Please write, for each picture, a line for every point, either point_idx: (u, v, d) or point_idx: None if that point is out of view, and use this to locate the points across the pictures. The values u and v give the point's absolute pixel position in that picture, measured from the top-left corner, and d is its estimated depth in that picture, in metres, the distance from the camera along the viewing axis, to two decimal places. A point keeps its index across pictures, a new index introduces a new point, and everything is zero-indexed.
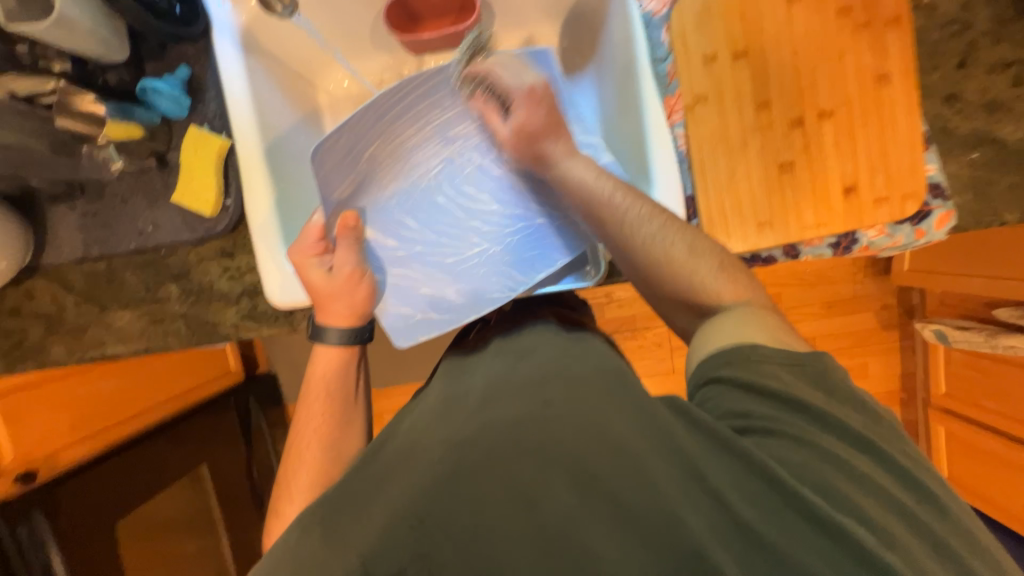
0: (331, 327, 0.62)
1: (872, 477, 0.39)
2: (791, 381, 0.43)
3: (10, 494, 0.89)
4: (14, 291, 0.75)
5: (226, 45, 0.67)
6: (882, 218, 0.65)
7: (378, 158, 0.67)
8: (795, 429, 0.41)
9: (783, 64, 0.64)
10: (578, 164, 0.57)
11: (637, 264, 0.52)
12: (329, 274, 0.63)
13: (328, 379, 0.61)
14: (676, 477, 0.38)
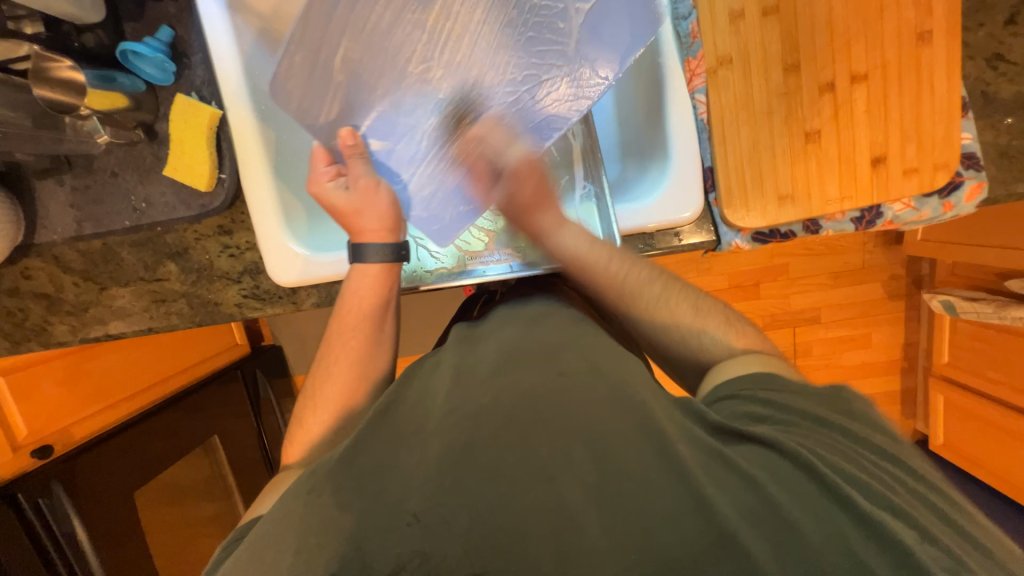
0: (369, 243, 0.58)
1: (904, 481, 0.38)
2: (812, 404, 0.44)
3: (23, 466, 0.91)
4: (9, 269, 0.73)
5: (211, 3, 0.62)
6: (910, 190, 0.62)
7: (355, 58, 0.57)
8: (819, 436, 0.41)
9: (816, 21, 0.59)
10: (569, 234, 0.59)
11: (641, 326, 0.58)
12: (346, 193, 0.58)
13: (365, 297, 0.57)
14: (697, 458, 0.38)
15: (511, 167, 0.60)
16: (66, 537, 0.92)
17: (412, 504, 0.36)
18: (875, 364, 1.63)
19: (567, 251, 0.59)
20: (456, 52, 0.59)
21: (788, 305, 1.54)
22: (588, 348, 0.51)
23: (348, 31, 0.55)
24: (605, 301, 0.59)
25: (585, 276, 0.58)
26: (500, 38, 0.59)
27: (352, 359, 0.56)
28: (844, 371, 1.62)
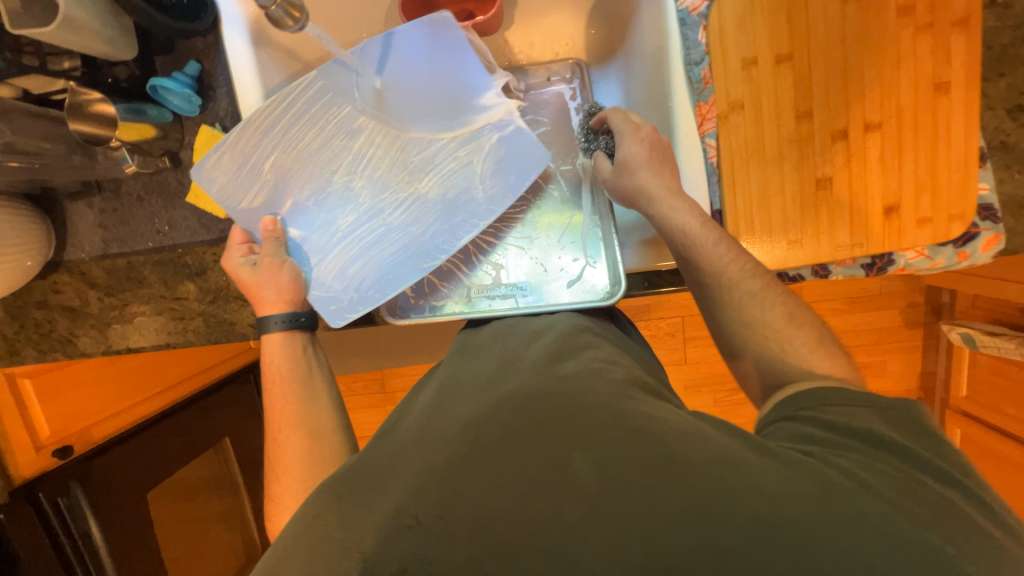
0: (270, 317, 0.63)
1: (967, 515, 0.36)
2: (873, 425, 0.41)
3: (44, 466, 0.95)
4: (39, 283, 0.76)
5: (235, 40, 0.64)
6: (923, 239, 0.62)
7: (282, 163, 0.62)
8: (873, 462, 0.38)
9: (830, 70, 0.58)
10: (683, 209, 0.56)
11: (726, 321, 0.54)
12: (252, 269, 0.63)
13: (280, 367, 0.62)
14: (725, 484, 0.35)
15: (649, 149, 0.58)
16: (82, 537, 0.96)
17: (412, 507, 0.37)
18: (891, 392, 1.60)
19: (676, 228, 0.55)
20: (380, 163, 0.64)
21: None
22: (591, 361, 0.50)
23: (278, 143, 0.61)
24: (697, 285, 0.56)
25: (692, 252, 0.55)
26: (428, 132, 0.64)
27: (293, 417, 0.59)
28: None
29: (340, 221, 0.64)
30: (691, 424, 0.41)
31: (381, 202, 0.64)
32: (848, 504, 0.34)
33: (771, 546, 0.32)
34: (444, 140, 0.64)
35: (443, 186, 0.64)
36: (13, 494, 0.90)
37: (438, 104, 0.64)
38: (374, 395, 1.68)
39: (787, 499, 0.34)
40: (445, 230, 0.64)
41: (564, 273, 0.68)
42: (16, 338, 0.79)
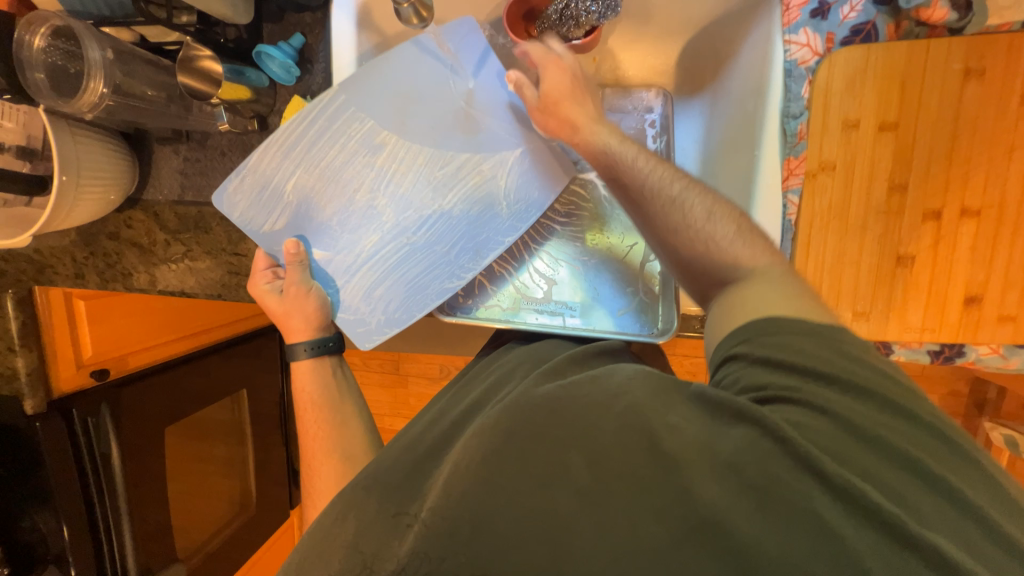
0: (299, 342, 0.67)
1: (897, 441, 0.41)
2: (814, 355, 0.46)
3: (82, 385, 1.00)
4: (114, 216, 0.80)
5: (343, 19, 0.67)
6: (1001, 338, 0.59)
7: (306, 183, 0.63)
8: (815, 401, 0.43)
9: (936, 147, 0.56)
10: (629, 150, 0.57)
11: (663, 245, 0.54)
12: (280, 295, 0.66)
13: (311, 389, 0.68)
14: (696, 460, 0.40)
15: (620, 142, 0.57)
16: (102, 458, 1.01)
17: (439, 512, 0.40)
18: None
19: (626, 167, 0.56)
20: (401, 181, 0.65)
21: None
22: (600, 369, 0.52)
23: (300, 165, 0.62)
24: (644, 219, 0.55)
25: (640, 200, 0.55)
26: (447, 146, 0.65)
27: (326, 437, 0.65)
28: None
29: (359, 237, 0.65)
30: (668, 401, 0.45)
31: (407, 219, 0.65)
32: (797, 461, 0.39)
33: (738, 507, 0.38)
34: (467, 155, 0.66)
35: (464, 207, 0.66)
36: (50, 407, 0.95)
37: (456, 119, 0.65)
38: (388, 375, 1.71)
39: (749, 465, 0.39)
40: (469, 248, 0.66)
41: (616, 300, 0.67)
42: (84, 263, 0.83)
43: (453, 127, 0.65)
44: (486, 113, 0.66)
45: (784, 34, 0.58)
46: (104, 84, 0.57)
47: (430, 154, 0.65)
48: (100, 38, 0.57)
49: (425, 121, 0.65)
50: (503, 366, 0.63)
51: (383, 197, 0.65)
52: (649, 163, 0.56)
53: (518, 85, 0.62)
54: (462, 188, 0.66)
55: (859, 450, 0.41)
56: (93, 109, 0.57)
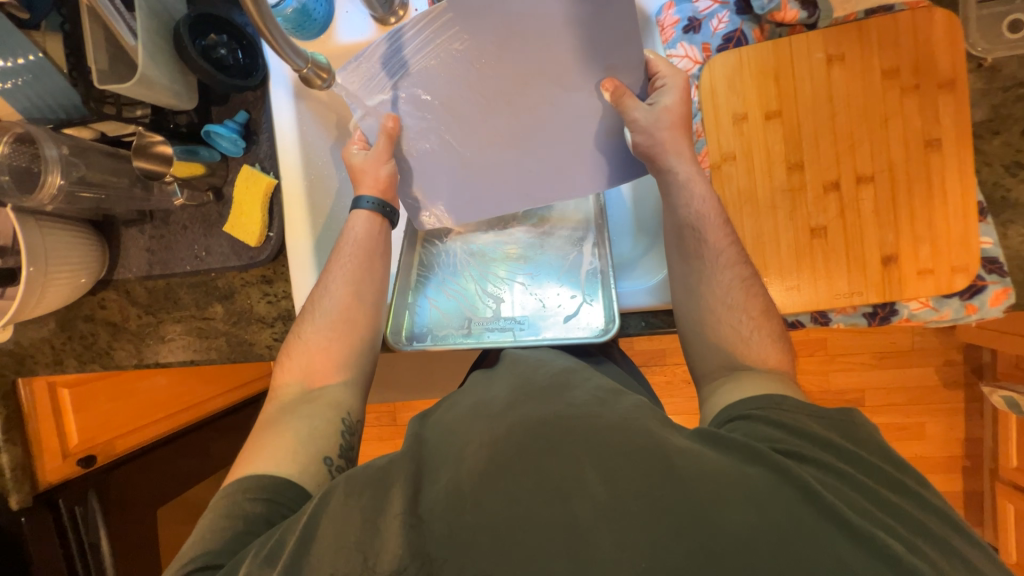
0: (366, 196, 0.68)
1: (902, 506, 0.42)
2: (822, 430, 0.47)
3: (68, 473, 0.98)
4: (89, 299, 0.84)
5: (281, 92, 0.75)
6: (926, 290, 0.61)
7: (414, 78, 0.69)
8: (827, 465, 0.44)
9: (819, 126, 0.61)
10: (700, 192, 0.61)
11: (701, 297, 0.61)
12: (364, 155, 0.69)
13: (359, 239, 0.68)
14: (719, 496, 0.39)
15: (722, 225, 0.61)
16: (90, 546, 1.00)
17: (416, 509, 0.42)
18: (930, 459, 1.47)
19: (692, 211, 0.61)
20: (495, 106, 0.68)
21: (825, 384, 1.46)
22: (602, 390, 0.52)
23: (416, 64, 0.68)
24: (691, 266, 0.62)
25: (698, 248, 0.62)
26: (546, 94, 0.66)
27: (351, 285, 0.66)
28: None
29: (449, 140, 0.70)
30: (674, 430, 0.46)
31: (471, 138, 0.70)
32: (818, 506, 0.39)
33: (761, 544, 0.36)
34: (557, 110, 0.67)
35: (541, 139, 0.68)
36: (36, 500, 0.94)
37: (552, 64, 0.65)
38: (384, 427, 1.69)
39: (771, 503, 0.39)
40: (531, 193, 0.70)
41: (561, 309, 0.70)
42: (62, 348, 0.87)
43: (554, 77, 0.66)
44: (579, 65, 0.64)
45: (666, 51, 0.66)
46: (61, 177, 0.63)
47: (528, 88, 0.67)
48: (58, 138, 0.64)
49: (529, 58, 0.65)
50: (508, 374, 0.59)
51: (479, 113, 0.69)
52: (708, 203, 0.61)
53: (617, 96, 0.61)
54: (548, 127, 0.68)
55: (882, 514, 0.41)
56: (53, 199, 0.63)
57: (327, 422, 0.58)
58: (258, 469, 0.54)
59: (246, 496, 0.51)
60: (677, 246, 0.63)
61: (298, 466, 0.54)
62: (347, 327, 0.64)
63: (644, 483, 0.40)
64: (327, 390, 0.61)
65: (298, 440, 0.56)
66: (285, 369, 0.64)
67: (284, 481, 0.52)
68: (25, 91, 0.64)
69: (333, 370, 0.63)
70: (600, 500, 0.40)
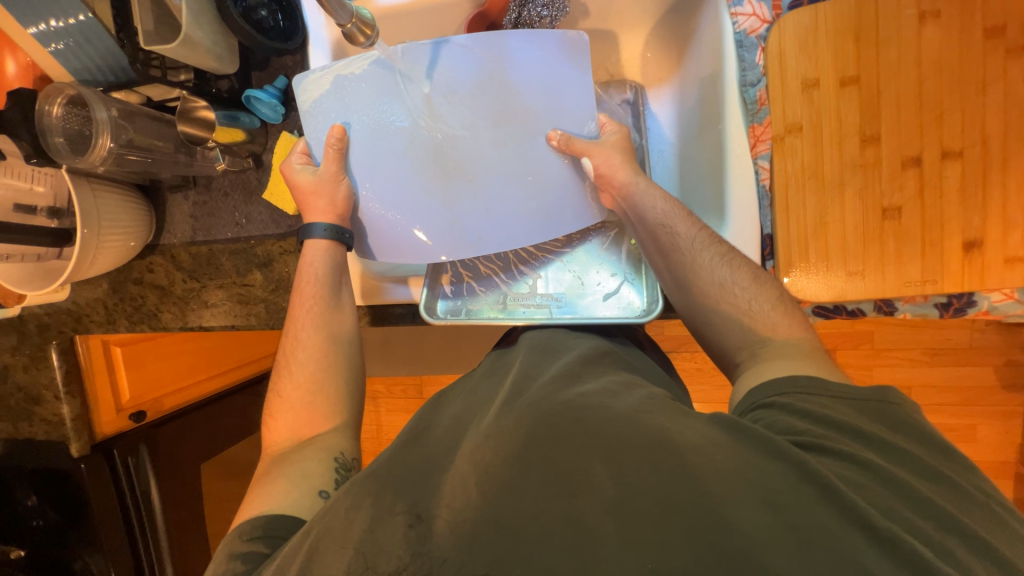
0: (318, 223, 0.65)
1: (950, 509, 0.36)
2: (856, 418, 0.43)
3: (122, 426, 1.06)
4: (137, 263, 0.88)
5: (318, 54, 0.71)
6: (1013, 281, 0.55)
7: (375, 98, 0.63)
8: (853, 455, 0.40)
9: (903, 92, 0.55)
10: (652, 194, 0.61)
11: (690, 291, 0.58)
12: (314, 175, 0.65)
13: (316, 271, 0.66)
14: (728, 492, 0.37)
15: (689, 216, 0.60)
16: (140, 495, 1.06)
17: (415, 510, 0.42)
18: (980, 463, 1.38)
19: (652, 216, 0.60)
20: (461, 138, 0.64)
21: (869, 379, 1.39)
22: (615, 378, 0.53)
23: (382, 86, 0.63)
24: (670, 266, 0.59)
25: (671, 253, 0.59)
26: (505, 140, 0.64)
27: (316, 324, 0.65)
28: None
29: (404, 172, 0.65)
30: (693, 422, 0.45)
31: (431, 165, 0.65)
32: (841, 509, 0.36)
33: (774, 544, 0.34)
34: (520, 153, 0.64)
35: (496, 180, 0.64)
36: (95, 449, 1.01)
37: (522, 110, 0.63)
38: (411, 399, 1.72)
39: (788, 504, 0.36)
40: (483, 230, 0.66)
41: (601, 288, 0.68)
42: (115, 309, 0.91)
43: (516, 126, 0.64)
44: (557, 113, 0.64)
45: (729, 9, 0.60)
46: (111, 140, 0.64)
47: (491, 131, 0.64)
48: (107, 100, 0.65)
49: (500, 100, 0.63)
50: (520, 367, 0.60)
51: (443, 146, 0.64)
52: (670, 210, 0.60)
53: (565, 143, 0.63)
54: (506, 171, 0.65)
55: (917, 516, 0.36)
56: (103, 161, 0.65)
57: (317, 461, 0.58)
58: (259, 509, 0.55)
59: (243, 537, 0.52)
60: (658, 253, 0.60)
61: (292, 502, 0.55)
62: (324, 366, 0.64)
63: (654, 479, 0.38)
64: (317, 438, 0.61)
65: (290, 479, 0.56)
66: (271, 428, 0.62)
67: (280, 517, 0.53)
68: (72, 53, 0.64)
69: (318, 418, 0.62)
70: (608, 494, 0.38)
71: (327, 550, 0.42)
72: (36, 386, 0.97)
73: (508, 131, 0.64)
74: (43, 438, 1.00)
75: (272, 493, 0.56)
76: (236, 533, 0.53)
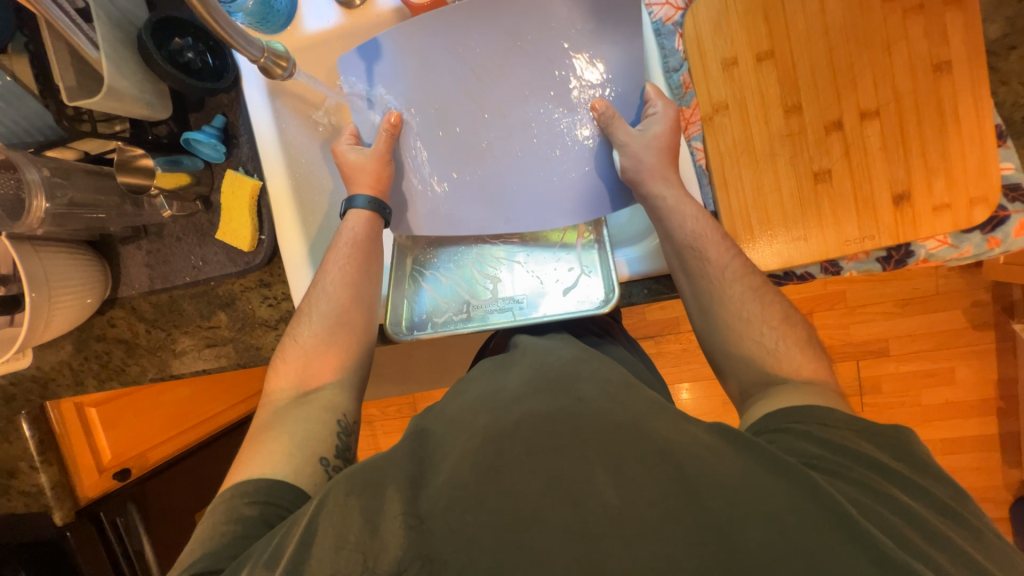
0: (360, 194, 0.67)
1: (945, 531, 0.40)
2: (873, 450, 0.45)
3: (108, 486, 1.03)
4: (98, 318, 0.86)
5: (254, 92, 0.73)
6: (944, 228, 0.57)
7: (429, 80, 0.69)
8: (870, 487, 0.42)
9: (816, 60, 0.57)
10: (690, 209, 0.59)
11: (713, 309, 0.59)
12: (359, 155, 0.67)
13: (347, 295, 0.64)
14: (735, 509, 0.38)
15: (722, 241, 0.59)
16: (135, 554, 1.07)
17: (416, 509, 0.41)
18: (961, 404, 1.43)
19: (686, 231, 0.59)
20: (495, 117, 0.69)
21: (847, 337, 1.43)
22: (576, 371, 0.55)
23: (430, 66, 0.68)
24: (693, 287, 0.60)
25: (695, 275, 0.59)
26: (534, 119, 0.68)
27: (345, 283, 0.65)
28: (922, 410, 1.44)
29: (446, 148, 0.70)
30: (657, 411, 0.48)
31: (471, 140, 0.70)
32: (862, 539, 0.37)
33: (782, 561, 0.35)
34: (550, 131, 0.68)
35: (527, 159, 0.69)
36: (79, 515, 0.98)
37: (552, 84, 0.66)
38: (406, 418, 1.71)
39: (792, 519, 0.38)
40: (524, 213, 0.70)
41: (560, 283, 0.69)
42: (81, 368, 0.89)
43: (546, 103, 0.67)
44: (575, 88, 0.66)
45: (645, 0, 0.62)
46: (46, 200, 0.63)
47: (521, 111, 0.68)
48: (37, 161, 0.63)
49: (526, 78, 0.67)
50: (523, 364, 0.59)
51: (483, 125, 0.70)
52: (699, 226, 0.59)
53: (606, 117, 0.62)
54: (539, 149, 0.68)
55: (921, 540, 0.38)
56: (41, 223, 0.64)
57: (322, 423, 0.58)
58: (254, 472, 0.54)
59: (244, 501, 0.51)
60: (680, 269, 0.60)
61: (294, 467, 0.54)
62: (345, 328, 0.64)
63: (654, 485, 0.40)
64: (322, 392, 0.61)
65: (293, 441, 0.56)
66: (278, 372, 0.63)
67: (283, 483, 0.52)
68: (1, 116, 0.64)
69: (326, 371, 0.62)
70: (612, 503, 0.39)
71: (320, 547, 0.41)
72: (10, 459, 0.94)
73: (536, 107, 0.68)
74: (26, 511, 0.95)
75: (269, 457, 0.55)
76: (234, 495, 0.51)
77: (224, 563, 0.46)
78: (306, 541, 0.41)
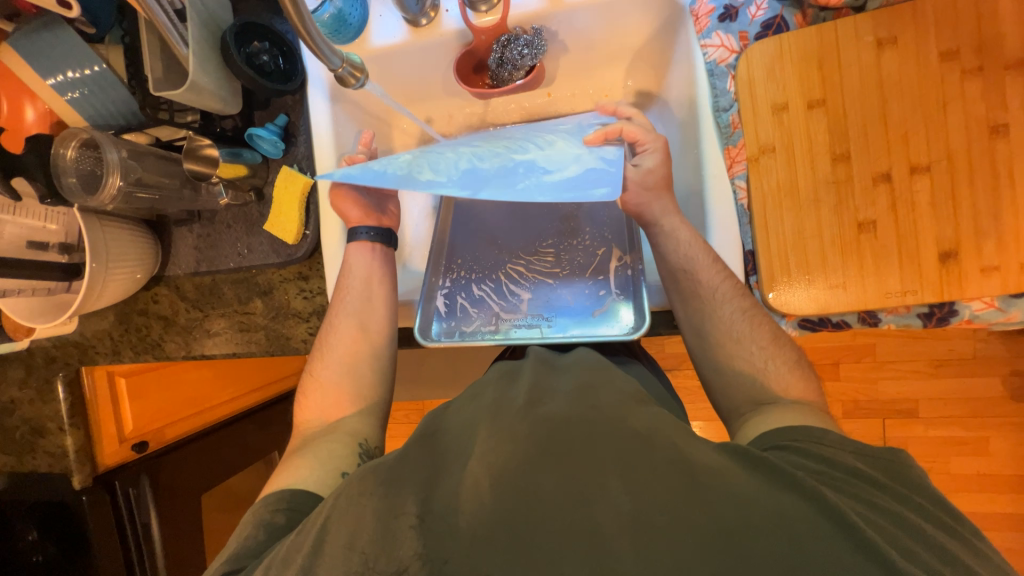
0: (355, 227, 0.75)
1: (961, 556, 0.38)
2: (867, 470, 0.44)
3: (124, 456, 1.05)
4: (143, 294, 0.90)
5: (317, 96, 0.77)
6: (992, 289, 0.56)
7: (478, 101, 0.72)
8: (879, 504, 0.41)
9: (867, 111, 0.58)
10: (681, 227, 0.63)
11: (709, 326, 0.61)
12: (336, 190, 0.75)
13: (358, 321, 0.69)
14: (746, 521, 0.37)
15: (714, 263, 0.61)
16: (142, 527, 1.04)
17: (414, 509, 0.42)
18: (995, 477, 1.35)
19: (677, 257, 0.62)
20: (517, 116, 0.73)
21: (875, 393, 1.38)
22: (594, 377, 0.54)
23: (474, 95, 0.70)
24: (686, 311, 0.62)
25: (693, 297, 0.62)
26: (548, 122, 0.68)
27: (349, 313, 0.69)
28: (951, 478, 1.37)
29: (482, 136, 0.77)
30: (696, 441, 0.45)
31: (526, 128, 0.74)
32: (861, 549, 0.37)
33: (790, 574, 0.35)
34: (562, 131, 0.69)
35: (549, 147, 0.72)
36: (96, 480, 1.01)
37: None
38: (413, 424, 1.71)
39: (806, 537, 0.37)
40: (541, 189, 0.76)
41: (589, 305, 0.70)
42: (120, 339, 0.93)
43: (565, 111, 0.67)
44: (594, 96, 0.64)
45: (700, 41, 0.65)
46: (120, 179, 0.67)
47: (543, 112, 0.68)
48: (116, 141, 0.69)
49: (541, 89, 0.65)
50: (530, 374, 0.56)
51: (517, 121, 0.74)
52: (694, 248, 0.62)
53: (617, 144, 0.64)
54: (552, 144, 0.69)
55: (928, 557, 0.37)
56: (112, 199, 0.68)
57: (341, 445, 0.61)
58: (279, 486, 0.57)
59: (268, 507, 0.53)
60: (675, 293, 0.63)
61: (317, 479, 0.57)
62: (360, 353, 0.68)
63: (666, 497, 0.39)
64: (343, 421, 0.64)
65: (315, 460, 0.59)
66: (304, 408, 0.67)
67: (305, 491, 0.55)
68: (89, 101, 0.69)
69: (346, 402, 0.66)
70: (625, 509, 0.38)
71: (335, 540, 0.42)
72: (41, 418, 0.98)
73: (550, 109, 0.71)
74: (48, 470, 0.99)
75: (292, 472, 0.58)
76: (258, 505, 0.54)
77: (247, 561, 0.48)
78: (319, 546, 0.43)
